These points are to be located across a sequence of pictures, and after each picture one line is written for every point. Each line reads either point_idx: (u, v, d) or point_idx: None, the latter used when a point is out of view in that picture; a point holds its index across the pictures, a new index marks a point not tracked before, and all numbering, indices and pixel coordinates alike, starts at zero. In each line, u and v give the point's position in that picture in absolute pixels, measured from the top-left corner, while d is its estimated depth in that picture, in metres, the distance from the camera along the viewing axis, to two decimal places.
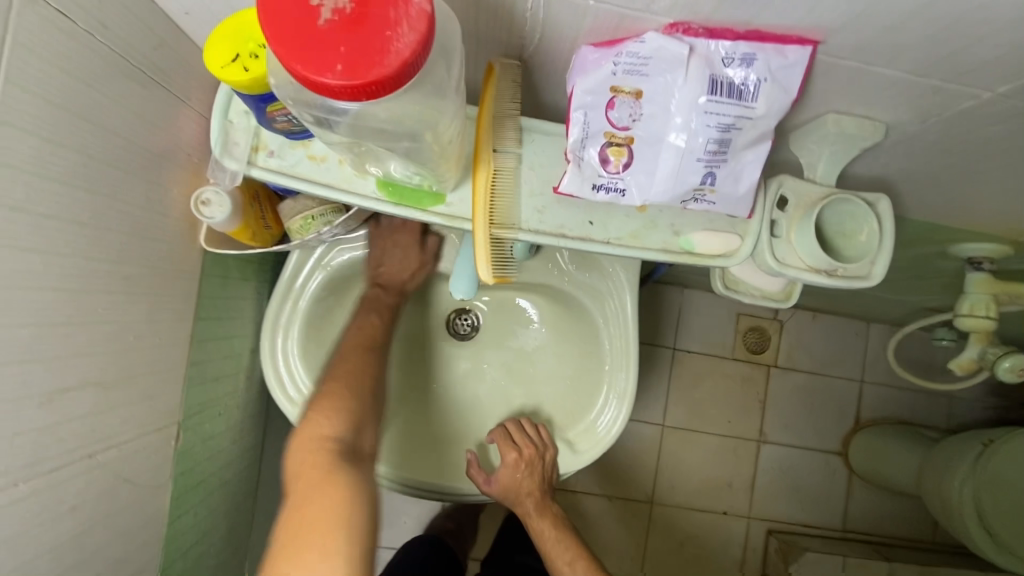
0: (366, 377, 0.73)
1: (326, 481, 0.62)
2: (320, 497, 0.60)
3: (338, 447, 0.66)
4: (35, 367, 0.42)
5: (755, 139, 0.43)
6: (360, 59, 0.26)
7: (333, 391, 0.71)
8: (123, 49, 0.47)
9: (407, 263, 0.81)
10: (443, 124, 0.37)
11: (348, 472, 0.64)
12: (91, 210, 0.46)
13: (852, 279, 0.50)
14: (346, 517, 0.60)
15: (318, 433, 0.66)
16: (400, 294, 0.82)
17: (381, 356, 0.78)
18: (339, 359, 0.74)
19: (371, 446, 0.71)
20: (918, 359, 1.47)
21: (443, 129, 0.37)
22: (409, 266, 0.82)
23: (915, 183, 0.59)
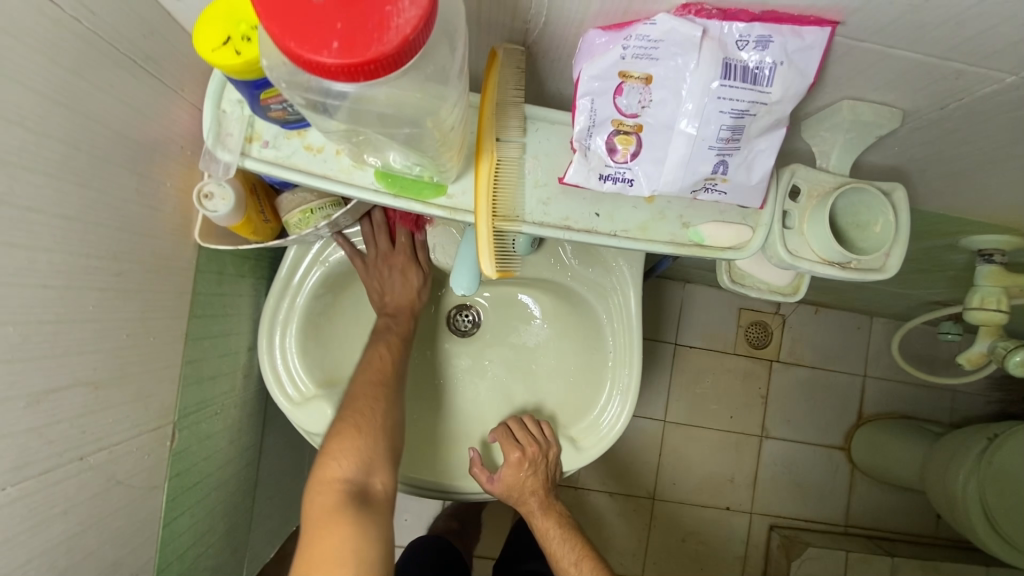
0: (378, 413, 0.72)
1: (334, 527, 0.63)
2: (327, 544, 0.62)
3: (346, 490, 0.67)
4: (23, 366, 0.40)
5: (770, 125, 0.41)
6: (358, 35, 0.24)
7: (347, 430, 0.71)
8: (112, 35, 0.45)
9: (409, 284, 0.82)
10: (445, 110, 0.35)
11: (352, 517, 0.64)
12: (79, 203, 0.44)
13: (866, 272, 0.48)
14: (351, 564, 0.61)
15: (329, 475, 0.67)
16: (411, 318, 0.83)
17: (397, 389, 0.77)
18: (355, 397, 0.74)
19: (385, 484, 0.70)
20: (922, 353, 1.45)
21: (446, 117, 0.35)
22: (411, 288, 0.83)
23: (929, 172, 0.58)
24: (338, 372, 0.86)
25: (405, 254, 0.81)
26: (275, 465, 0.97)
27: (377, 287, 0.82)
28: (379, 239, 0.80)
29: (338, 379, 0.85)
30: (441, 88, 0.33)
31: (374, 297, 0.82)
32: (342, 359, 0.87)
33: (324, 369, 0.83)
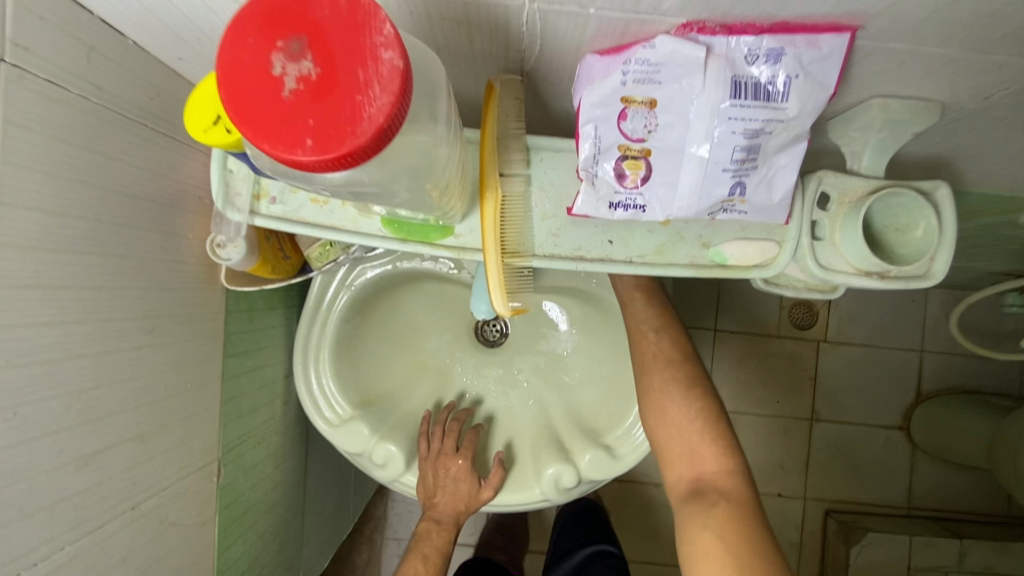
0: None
1: None
2: None
3: None
4: (68, 434, 0.43)
5: (789, 140, 0.38)
6: (330, 129, 0.23)
7: None
8: (118, 103, 0.46)
9: (457, 491, 0.86)
10: (440, 165, 0.35)
11: None
12: (105, 272, 0.46)
13: (908, 280, 0.45)
14: None
15: None
16: (454, 524, 0.88)
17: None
18: None
19: None
20: (984, 324, 1.35)
21: (441, 167, 0.35)
22: (459, 496, 0.86)
23: (978, 156, 0.52)
24: (374, 391, 0.88)
25: (452, 464, 0.86)
26: (320, 479, 1.00)
27: (433, 485, 0.87)
28: (444, 440, 0.88)
29: (374, 399, 0.87)
30: (433, 139, 0.32)
31: (427, 492, 0.87)
32: (375, 377, 0.88)
33: (359, 390, 0.85)
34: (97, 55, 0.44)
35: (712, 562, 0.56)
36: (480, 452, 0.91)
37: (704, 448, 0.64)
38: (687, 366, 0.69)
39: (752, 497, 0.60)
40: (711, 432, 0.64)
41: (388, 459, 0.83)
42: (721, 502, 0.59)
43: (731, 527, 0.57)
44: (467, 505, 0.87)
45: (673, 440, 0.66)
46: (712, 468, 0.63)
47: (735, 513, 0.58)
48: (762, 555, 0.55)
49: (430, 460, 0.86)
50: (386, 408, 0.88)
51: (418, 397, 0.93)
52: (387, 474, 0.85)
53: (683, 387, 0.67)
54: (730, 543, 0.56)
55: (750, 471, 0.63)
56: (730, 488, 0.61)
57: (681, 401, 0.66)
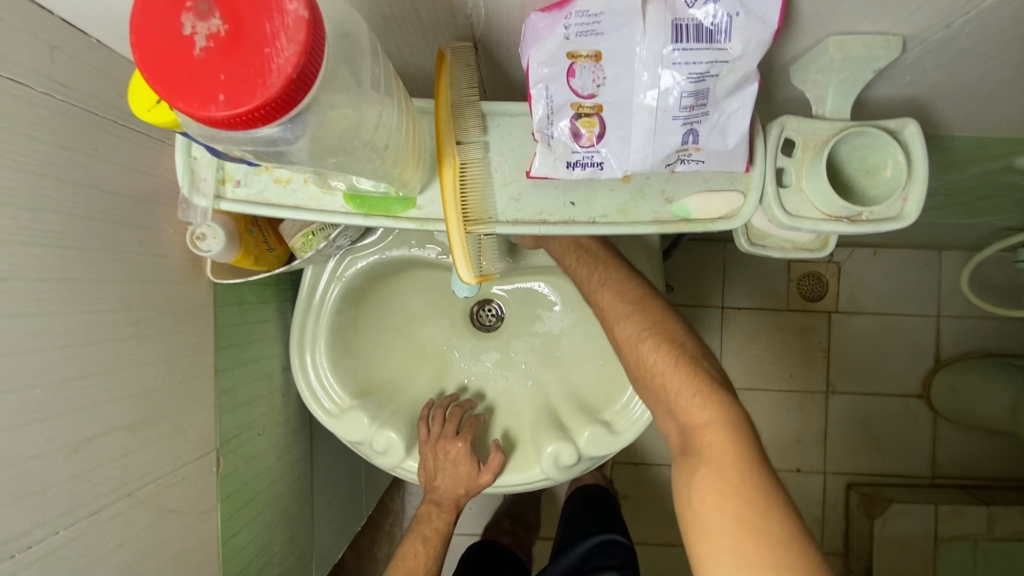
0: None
1: None
2: None
3: None
4: (53, 422, 0.45)
5: (737, 83, 0.38)
6: (241, 83, 0.23)
7: None
8: (86, 101, 0.48)
9: (458, 473, 0.87)
10: (375, 127, 0.35)
11: None
12: (83, 266, 0.47)
13: (880, 222, 0.44)
14: None
15: None
16: (454, 507, 0.90)
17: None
18: None
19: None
20: (1000, 284, 1.31)
21: (371, 133, 0.36)
22: (460, 479, 0.87)
23: (957, 96, 0.51)
24: (373, 380, 0.89)
25: (453, 448, 0.86)
26: (328, 472, 1.01)
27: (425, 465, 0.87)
28: (445, 424, 0.88)
29: (372, 388, 0.88)
30: (357, 99, 0.33)
31: (425, 475, 0.88)
32: (374, 367, 0.89)
33: (358, 380, 0.86)
34: (60, 54, 0.45)
35: (706, 536, 0.54)
36: (479, 438, 0.91)
37: (680, 404, 0.60)
38: (643, 318, 0.65)
39: (741, 445, 0.56)
40: (684, 385, 0.60)
41: (388, 445, 0.84)
42: (705, 461, 0.56)
43: (716, 487, 0.54)
44: (468, 489, 0.87)
45: (654, 402, 0.64)
46: (694, 424, 0.59)
47: (719, 471, 0.55)
48: (751, 511, 0.52)
49: (428, 442, 0.87)
50: (386, 397, 0.89)
51: (417, 384, 0.94)
52: (388, 460, 0.86)
53: (644, 344, 0.64)
54: (715, 505, 0.54)
55: (739, 414, 0.58)
56: (715, 443, 0.56)
57: (646, 360, 0.63)
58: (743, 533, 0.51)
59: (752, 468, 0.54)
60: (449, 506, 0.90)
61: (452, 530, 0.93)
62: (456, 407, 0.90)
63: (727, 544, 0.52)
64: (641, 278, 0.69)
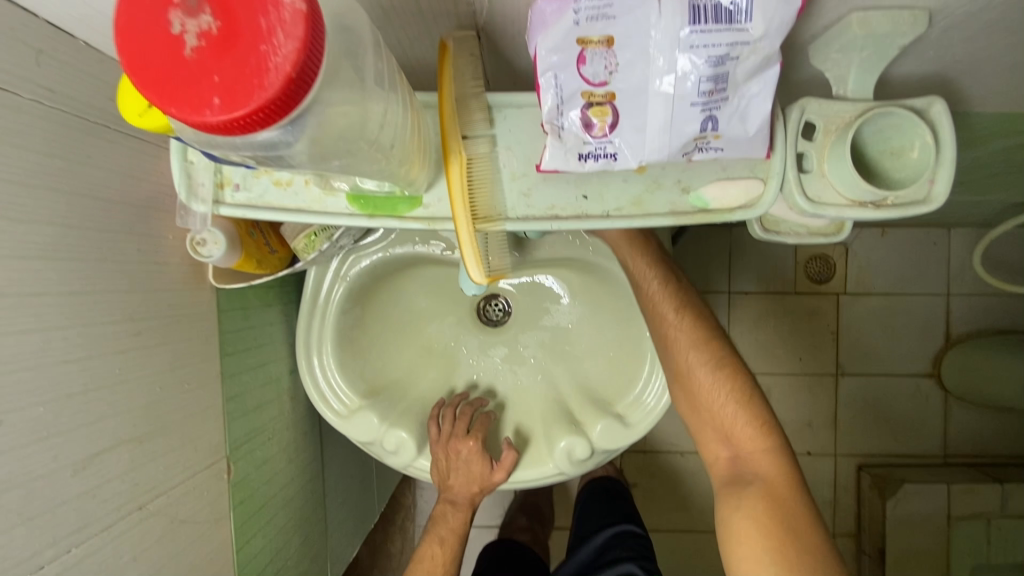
0: None
1: None
2: None
3: None
4: (58, 440, 0.43)
5: (758, 65, 0.36)
6: (237, 84, 0.22)
7: None
8: (77, 106, 0.46)
9: (472, 473, 0.86)
10: (377, 123, 0.34)
11: None
12: (81, 278, 0.46)
13: (906, 207, 0.42)
14: None
15: None
16: (469, 506, 0.89)
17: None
18: None
19: None
20: (1011, 261, 1.29)
21: (373, 132, 0.34)
22: (473, 478, 0.87)
23: (981, 71, 0.48)
24: (381, 380, 0.87)
25: (467, 450, 0.84)
26: (339, 472, 1.01)
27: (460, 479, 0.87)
28: (455, 423, 0.86)
29: (380, 387, 0.86)
30: (360, 98, 0.31)
31: (441, 476, 0.88)
32: (381, 366, 0.88)
33: (365, 379, 0.85)
34: (45, 57, 0.43)
35: (749, 553, 0.57)
36: (490, 436, 0.90)
37: (740, 432, 0.62)
38: (715, 346, 0.64)
39: (795, 475, 0.59)
40: (745, 412, 0.62)
41: (400, 445, 0.83)
42: (760, 488, 0.59)
43: (766, 509, 0.57)
44: (482, 487, 0.87)
45: (704, 424, 0.64)
46: (751, 450, 0.61)
47: (772, 496, 0.58)
48: (800, 535, 0.56)
49: (446, 449, 0.85)
50: (395, 396, 0.88)
51: (426, 381, 0.93)
52: (400, 460, 0.85)
53: (713, 372, 0.63)
54: (764, 526, 0.57)
55: (790, 445, 0.61)
56: (771, 470, 0.59)
57: (713, 388, 0.62)
58: (795, 561, 0.54)
59: (801, 497, 0.58)
60: (465, 506, 0.90)
61: (468, 529, 0.92)
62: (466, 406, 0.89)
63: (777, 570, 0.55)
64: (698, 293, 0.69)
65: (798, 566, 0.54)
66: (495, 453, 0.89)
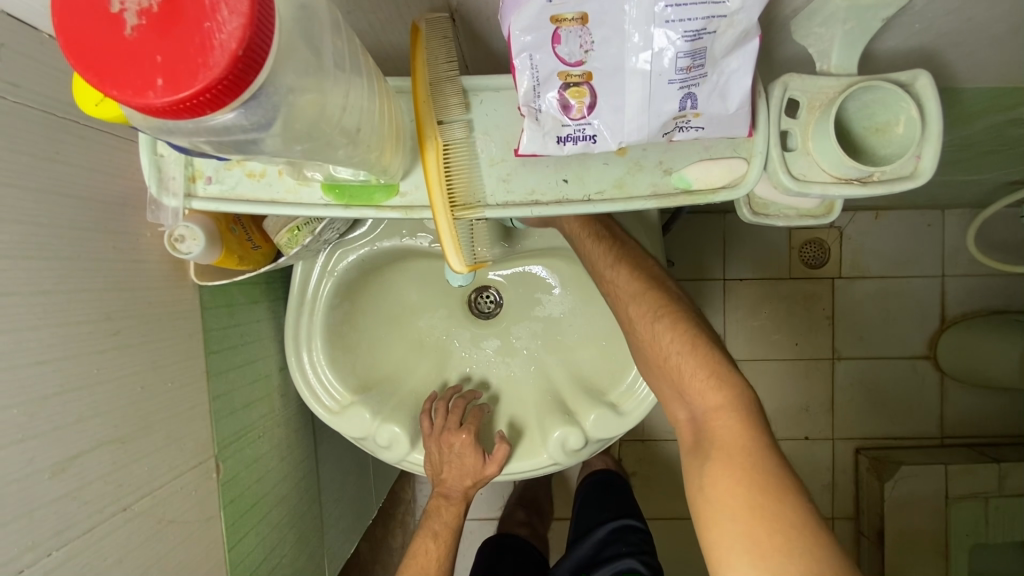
0: None
1: None
2: None
3: None
4: (35, 443, 0.43)
5: (736, 39, 0.35)
6: (180, 63, 0.21)
7: None
8: (46, 102, 0.45)
9: (463, 465, 0.85)
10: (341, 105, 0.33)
11: None
12: (54, 277, 0.45)
13: (893, 182, 0.41)
14: None
15: None
16: (463, 498, 0.89)
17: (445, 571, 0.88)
18: None
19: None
20: (1007, 241, 1.29)
21: (339, 116, 0.33)
22: (466, 471, 0.86)
23: (968, 44, 0.47)
24: (372, 375, 0.87)
25: (458, 443, 0.83)
26: (333, 469, 1.00)
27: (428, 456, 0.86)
28: (448, 417, 0.85)
29: (372, 382, 0.86)
30: (321, 82, 0.31)
31: (432, 468, 0.87)
32: (373, 361, 0.87)
33: (357, 375, 0.84)
34: (8, 51, 0.41)
35: (713, 515, 0.53)
36: (484, 429, 0.89)
37: (690, 386, 0.59)
38: (656, 297, 0.62)
39: (754, 430, 0.55)
40: (696, 366, 0.58)
41: (392, 440, 0.82)
42: (718, 444, 0.55)
43: (726, 469, 0.53)
44: (475, 479, 0.86)
45: (663, 384, 0.62)
46: (707, 407, 0.57)
47: (731, 454, 0.54)
48: (764, 493, 0.51)
49: (435, 438, 0.84)
50: (386, 390, 0.87)
51: (418, 375, 0.92)
52: (393, 454, 0.84)
53: (655, 323, 0.61)
54: (725, 485, 0.53)
55: (753, 401, 0.57)
56: (728, 426, 0.55)
57: (659, 342, 0.61)
58: (757, 521, 0.50)
59: (764, 451, 0.54)
60: (456, 497, 0.89)
61: (463, 521, 0.92)
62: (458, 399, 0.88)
63: (740, 533, 0.51)
64: (648, 255, 0.67)
65: (757, 526, 0.50)
66: (489, 445, 0.88)
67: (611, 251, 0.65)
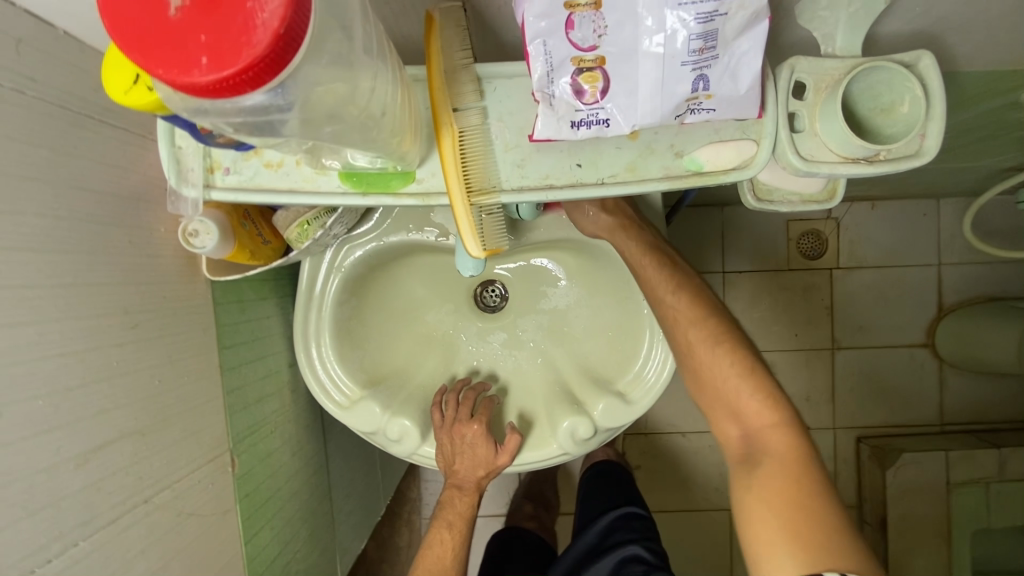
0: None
1: None
2: None
3: None
4: (59, 434, 0.43)
5: (747, 21, 0.36)
6: (224, 42, 0.22)
7: None
8: (62, 97, 0.45)
9: (476, 457, 0.86)
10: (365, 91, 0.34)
11: None
12: (74, 271, 0.45)
13: (898, 161, 0.42)
14: None
15: None
16: (476, 490, 0.90)
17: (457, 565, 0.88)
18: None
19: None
20: (1002, 228, 1.30)
21: (362, 100, 0.34)
22: (479, 462, 0.87)
23: (967, 27, 0.49)
24: (380, 370, 0.87)
25: (470, 433, 0.84)
26: (342, 466, 1.00)
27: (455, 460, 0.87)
28: (459, 408, 0.86)
29: (381, 377, 0.86)
30: (346, 69, 0.31)
31: (448, 462, 0.88)
32: (381, 356, 0.88)
33: (365, 370, 0.85)
34: (26, 46, 0.42)
35: (765, 530, 0.53)
36: (494, 420, 0.90)
37: (745, 407, 0.59)
38: (713, 319, 0.63)
39: (807, 451, 0.56)
40: (751, 387, 0.59)
41: (403, 433, 0.83)
42: (771, 462, 0.56)
43: (780, 487, 0.54)
44: (488, 470, 0.87)
45: (711, 401, 0.62)
46: (760, 426, 0.58)
47: (785, 472, 0.55)
48: (817, 511, 0.52)
49: (451, 433, 0.85)
50: (395, 385, 0.87)
51: (426, 370, 0.92)
52: (403, 448, 0.85)
53: (712, 345, 0.61)
54: (779, 503, 0.53)
55: (801, 424, 0.59)
56: (781, 446, 0.56)
57: (714, 362, 0.61)
58: (813, 537, 0.51)
59: (815, 473, 0.55)
60: (471, 489, 0.90)
61: (477, 512, 0.92)
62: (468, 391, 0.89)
63: (793, 549, 0.51)
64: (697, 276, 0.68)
65: (814, 542, 0.50)
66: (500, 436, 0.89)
67: (669, 273, 0.65)
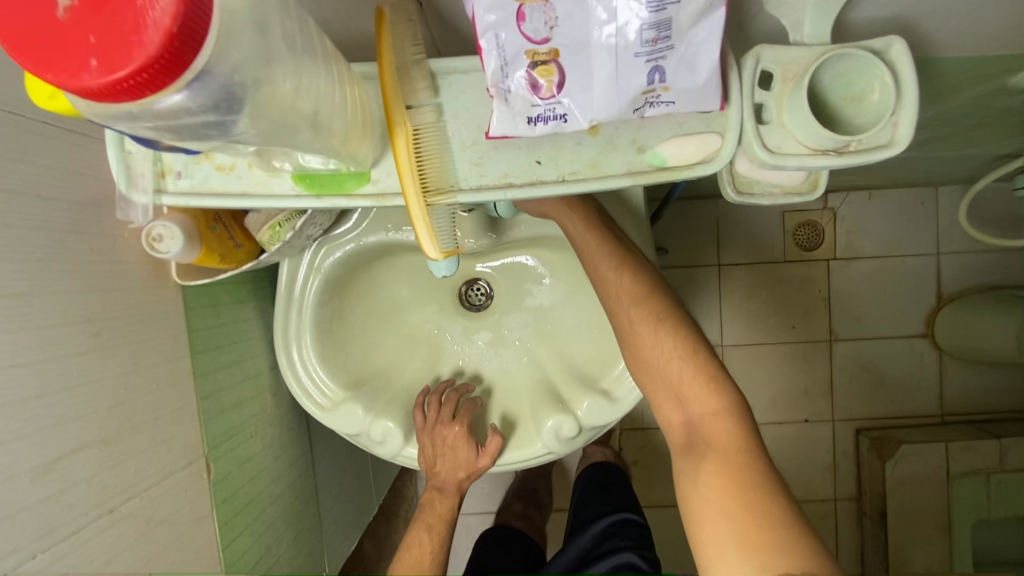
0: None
1: None
2: None
3: None
4: (13, 446, 0.42)
5: (701, 10, 0.34)
6: (114, 44, 0.23)
7: None
8: (13, 101, 0.44)
9: (457, 458, 0.86)
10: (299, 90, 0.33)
11: None
12: (27, 280, 0.44)
13: (870, 152, 0.41)
14: None
15: None
16: (456, 493, 0.89)
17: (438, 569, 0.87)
18: None
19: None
20: (1002, 215, 1.28)
21: (294, 99, 0.33)
22: (459, 464, 0.86)
23: (945, 11, 0.47)
24: (364, 371, 0.86)
25: (450, 435, 0.84)
26: (330, 467, 1.00)
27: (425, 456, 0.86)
28: (441, 410, 0.86)
29: (364, 378, 0.85)
30: (269, 68, 0.31)
31: (425, 461, 0.87)
32: (365, 357, 0.87)
33: (349, 371, 0.84)
34: None
35: (707, 519, 0.53)
36: (477, 421, 0.89)
37: (687, 390, 0.58)
38: (657, 302, 0.61)
39: (748, 434, 0.55)
40: (694, 372, 0.58)
41: (386, 435, 0.82)
42: (713, 449, 0.55)
43: (721, 473, 0.53)
44: (469, 472, 0.86)
45: (656, 388, 0.61)
46: (702, 411, 0.57)
47: (726, 458, 0.54)
48: (757, 497, 0.51)
49: (428, 433, 0.84)
50: (379, 386, 0.86)
51: (411, 370, 0.92)
52: (387, 450, 0.84)
53: (657, 328, 0.60)
54: (720, 491, 0.52)
55: (745, 407, 0.57)
56: (723, 431, 0.55)
57: (659, 347, 0.60)
58: (751, 524, 0.50)
59: (756, 457, 0.54)
60: (450, 491, 0.89)
61: (459, 513, 0.92)
62: (450, 392, 0.88)
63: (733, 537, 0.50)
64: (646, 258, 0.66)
65: (753, 529, 0.50)
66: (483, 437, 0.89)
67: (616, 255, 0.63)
